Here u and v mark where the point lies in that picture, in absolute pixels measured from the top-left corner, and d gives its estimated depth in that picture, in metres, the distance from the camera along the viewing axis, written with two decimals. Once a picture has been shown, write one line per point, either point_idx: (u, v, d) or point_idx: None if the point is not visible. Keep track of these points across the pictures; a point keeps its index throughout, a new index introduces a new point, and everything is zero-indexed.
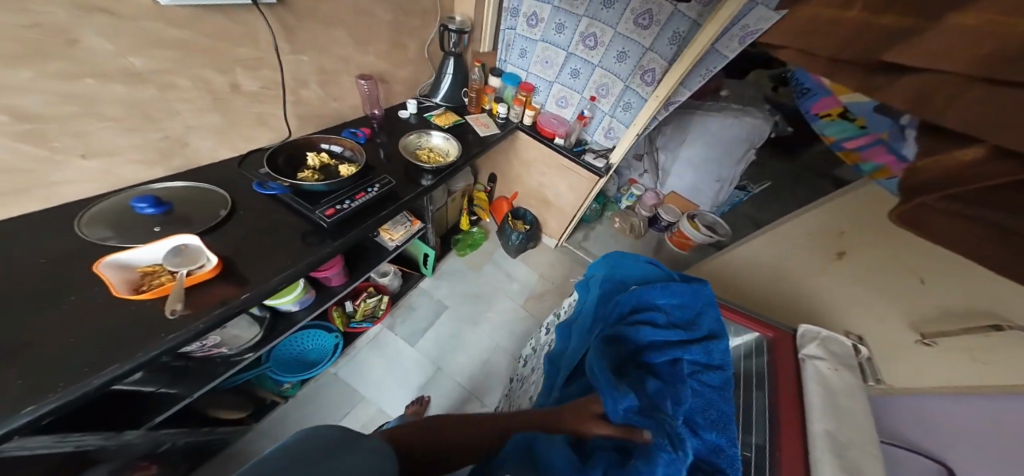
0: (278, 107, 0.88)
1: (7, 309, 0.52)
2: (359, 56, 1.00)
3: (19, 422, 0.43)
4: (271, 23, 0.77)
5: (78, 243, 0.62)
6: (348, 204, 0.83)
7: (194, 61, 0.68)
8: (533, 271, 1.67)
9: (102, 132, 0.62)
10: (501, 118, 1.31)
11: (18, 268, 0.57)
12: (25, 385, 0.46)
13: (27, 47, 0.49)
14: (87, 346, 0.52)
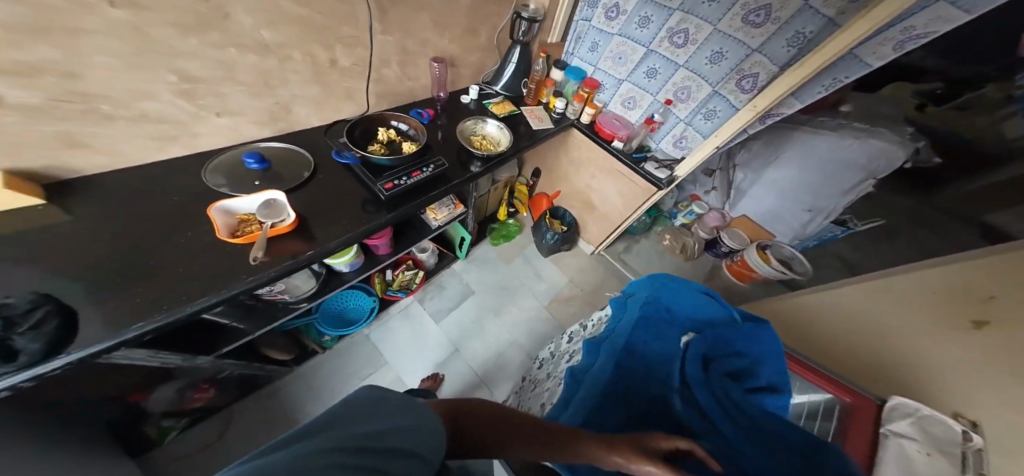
0: (364, 84, 0.94)
1: (149, 234, 0.63)
2: (439, 41, 1.03)
3: (127, 336, 0.50)
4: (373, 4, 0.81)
5: (200, 187, 0.72)
6: (405, 179, 0.85)
7: (308, 36, 0.75)
8: (562, 274, 1.66)
9: (235, 95, 0.72)
10: (558, 113, 1.30)
11: (159, 201, 0.68)
12: (150, 302, 0.55)
13: (197, 19, 0.59)
14: (196, 276, 0.60)
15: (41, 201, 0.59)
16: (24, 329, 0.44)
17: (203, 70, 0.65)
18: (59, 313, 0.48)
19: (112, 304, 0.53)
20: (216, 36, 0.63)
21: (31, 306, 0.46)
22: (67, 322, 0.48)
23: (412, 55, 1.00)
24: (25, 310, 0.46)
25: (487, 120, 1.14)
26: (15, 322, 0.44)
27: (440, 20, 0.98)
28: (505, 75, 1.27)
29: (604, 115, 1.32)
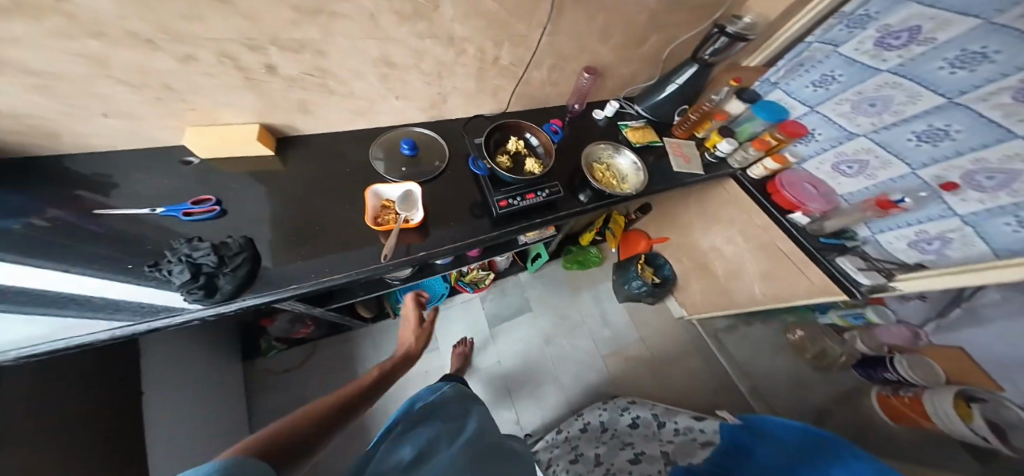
0: (518, 86, 0.89)
1: (316, 196, 0.69)
2: (608, 51, 0.92)
3: (267, 297, 0.55)
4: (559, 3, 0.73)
5: (361, 162, 0.76)
6: (519, 200, 0.75)
7: (490, 32, 0.72)
8: (634, 329, 1.45)
9: (416, 83, 0.75)
10: (714, 154, 1.07)
11: (329, 168, 0.74)
12: (296, 264, 0.60)
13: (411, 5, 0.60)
14: (335, 248, 0.63)
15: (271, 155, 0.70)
16: (229, 269, 0.52)
17: (403, 57, 0.69)
18: (253, 259, 0.55)
19: (278, 256, 0.60)
20: (423, 26, 0.65)
21: (238, 250, 0.54)
22: (255, 268, 0.56)
23: (570, 61, 0.91)
24: (234, 252, 0.54)
25: (626, 150, 0.96)
26: (225, 261, 0.52)
27: (615, 29, 0.87)
28: (657, 97, 1.08)
29: (794, 173, 1.03)
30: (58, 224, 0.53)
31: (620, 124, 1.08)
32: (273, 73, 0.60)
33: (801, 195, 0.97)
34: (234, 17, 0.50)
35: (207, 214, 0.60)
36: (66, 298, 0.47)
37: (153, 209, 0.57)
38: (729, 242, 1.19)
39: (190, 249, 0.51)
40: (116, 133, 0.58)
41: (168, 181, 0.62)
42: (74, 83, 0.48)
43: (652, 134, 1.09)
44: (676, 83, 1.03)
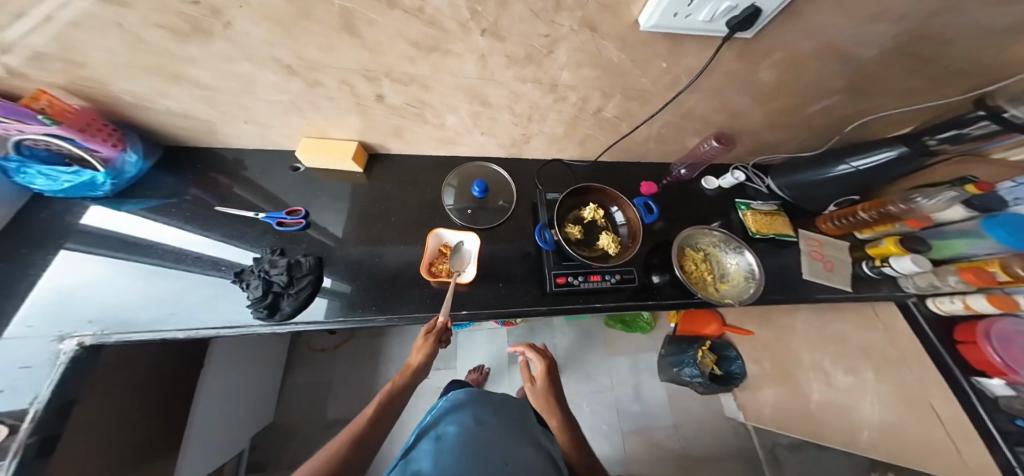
0: (611, 139, 0.80)
1: (381, 216, 0.75)
2: (742, 116, 0.75)
3: (315, 327, 0.59)
4: (695, 61, 0.60)
5: (431, 193, 0.79)
6: (580, 281, 0.68)
7: (600, 82, 0.64)
8: (671, 414, 1.35)
9: (503, 120, 0.74)
10: (881, 269, 0.80)
11: (403, 190, 0.79)
12: (346, 295, 0.63)
13: (526, 50, 0.57)
14: (383, 280, 0.66)
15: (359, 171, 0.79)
16: (293, 290, 0.60)
17: (501, 97, 0.67)
18: (315, 283, 0.62)
19: (331, 278, 0.65)
20: (530, 70, 0.61)
21: (306, 273, 0.62)
22: (315, 293, 0.61)
23: (692, 122, 0.76)
24: (302, 274, 0.61)
25: (745, 254, 0.75)
26: (293, 282, 0.60)
27: (768, 93, 0.68)
28: (813, 176, 0.81)
29: (1013, 324, 0.71)
30: (195, 199, 0.68)
31: (737, 201, 0.86)
32: (380, 102, 0.66)
33: (1014, 360, 0.67)
34: (359, 49, 0.54)
35: (295, 225, 0.69)
36: (182, 277, 0.59)
37: (257, 214, 0.68)
38: (851, 378, 0.91)
39: (271, 267, 0.60)
40: (255, 134, 0.73)
41: (280, 181, 0.75)
42: (237, 92, 0.60)
43: (783, 223, 0.84)
44: (851, 166, 0.74)
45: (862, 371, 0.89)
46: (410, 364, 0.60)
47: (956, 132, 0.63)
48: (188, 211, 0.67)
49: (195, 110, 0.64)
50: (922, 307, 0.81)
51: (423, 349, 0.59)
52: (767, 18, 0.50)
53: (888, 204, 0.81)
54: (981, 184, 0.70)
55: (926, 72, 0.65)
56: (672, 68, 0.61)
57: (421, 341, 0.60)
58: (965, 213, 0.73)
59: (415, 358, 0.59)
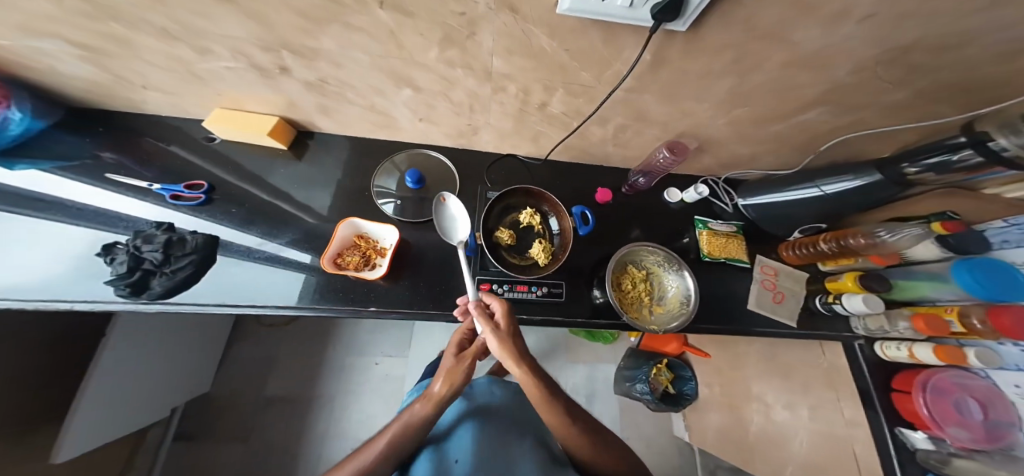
0: (562, 137, 0.69)
1: (307, 206, 0.70)
2: (716, 127, 0.64)
3: (208, 308, 0.57)
4: (646, 53, 0.47)
5: (365, 184, 0.74)
6: (504, 290, 0.65)
7: (537, 73, 0.52)
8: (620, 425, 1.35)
9: (442, 108, 0.64)
10: (833, 308, 0.76)
11: (336, 180, 0.73)
12: (252, 282, 0.61)
13: (440, 32, 0.45)
14: (290, 273, 0.63)
15: (284, 148, 0.74)
16: (168, 269, 0.57)
17: (428, 82, 0.57)
18: (198, 263, 0.59)
19: (238, 263, 0.62)
20: (453, 54, 0.50)
21: (189, 251, 0.59)
22: (196, 273, 0.59)
23: (654, 128, 0.66)
24: (184, 252, 0.59)
25: (686, 276, 0.70)
26: (169, 260, 0.58)
27: (741, 101, 0.57)
28: (781, 198, 0.72)
29: (961, 378, 0.67)
30: (115, 163, 0.67)
31: (697, 218, 0.80)
32: (287, 79, 0.57)
33: (941, 413, 0.65)
34: (241, 17, 0.45)
35: (192, 200, 0.66)
36: (58, 245, 0.58)
37: (150, 185, 0.65)
38: (789, 413, 0.91)
39: (143, 241, 0.57)
40: (167, 102, 0.66)
41: (206, 161, 0.71)
42: (118, 55, 0.53)
43: (739, 249, 0.78)
44: (819, 190, 0.64)
45: (799, 407, 0.89)
46: (502, 354, 0.54)
47: (942, 158, 0.49)
48: (90, 170, 0.65)
49: (81, 71, 0.57)
50: (870, 351, 0.79)
51: (509, 336, 0.54)
52: (696, 11, 0.38)
53: (849, 237, 0.72)
54: (947, 223, 0.64)
55: (945, 98, 0.51)
56: (620, 65, 0.49)
57: (503, 327, 0.54)
58: (932, 252, 0.67)
59: (513, 352, 0.53)
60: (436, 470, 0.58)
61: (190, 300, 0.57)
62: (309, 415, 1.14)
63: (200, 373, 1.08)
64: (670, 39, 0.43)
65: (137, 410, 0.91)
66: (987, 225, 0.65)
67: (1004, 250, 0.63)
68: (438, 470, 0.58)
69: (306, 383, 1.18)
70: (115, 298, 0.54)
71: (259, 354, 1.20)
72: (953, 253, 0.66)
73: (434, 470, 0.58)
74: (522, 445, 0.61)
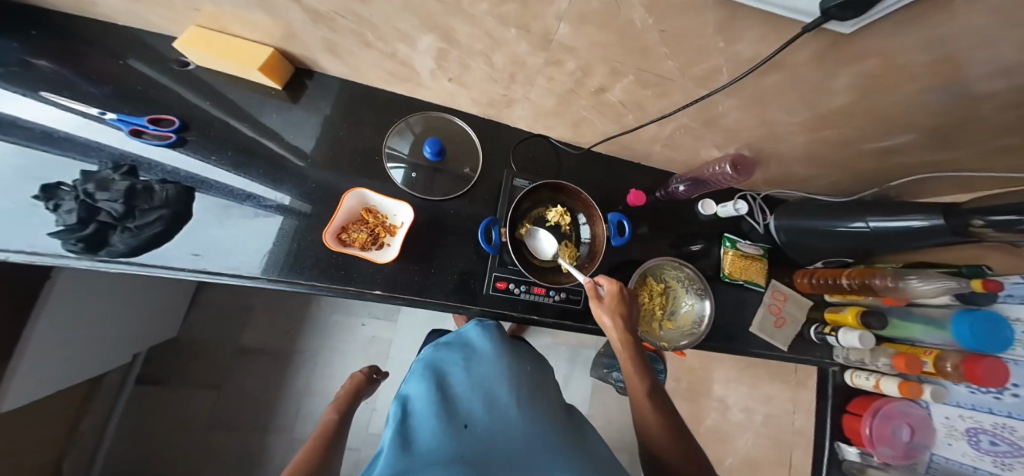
0: (610, 127, 0.62)
1: (306, 162, 0.62)
2: (776, 141, 0.58)
3: (183, 274, 0.50)
4: (762, 52, 0.36)
5: (376, 143, 0.65)
6: (520, 291, 0.63)
7: (608, 53, 0.43)
8: (589, 407, 1.30)
9: (477, 71, 0.54)
10: (824, 339, 0.72)
11: (342, 134, 0.64)
12: (235, 245, 0.54)
13: None
14: (284, 240, 0.56)
15: (278, 87, 0.63)
16: (132, 224, 0.50)
17: (469, 38, 0.46)
18: (169, 220, 0.52)
19: (222, 222, 0.55)
20: (510, 11, 0.39)
21: (157, 205, 0.52)
22: (168, 231, 0.52)
23: (715, 132, 0.59)
24: (152, 206, 0.52)
25: (705, 301, 0.67)
26: (133, 214, 0.50)
27: (832, 120, 0.50)
28: (812, 224, 0.69)
29: (907, 407, 0.66)
30: (55, 74, 0.56)
31: (725, 235, 0.78)
32: (289, 4, 0.45)
33: (883, 440, 0.64)
34: None
35: (160, 139, 0.56)
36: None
37: (102, 114, 0.54)
38: (744, 415, 0.93)
39: (98, 189, 0.49)
40: (124, 7, 0.53)
41: (183, 92, 0.59)
42: None
43: (758, 274, 0.76)
44: (865, 225, 0.59)
45: (755, 411, 0.92)
46: (603, 327, 0.56)
47: (1010, 218, 0.40)
48: (24, 78, 0.55)
49: None
50: (838, 376, 0.74)
51: (614, 310, 0.54)
52: (885, 11, 0.27)
53: (875, 277, 0.65)
54: (988, 283, 0.55)
55: None
56: (716, 60, 0.40)
57: (610, 303, 0.54)
58: (947, 300, 0.61)
59: (615, 324, 0.53)
60: (444, 426, 0.45)
61: (158, 262, 0.50)
62: (286, 368, 1.13)
63: (169, 318, 1.02)
64: (805, 40, 0.33)
65: (103, 356, 0.85)
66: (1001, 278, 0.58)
67: (1006, 303, 0.58)
68: (447, 427, 0.45)
69: (284, 336, 1.15)
70: (64, 254, 0.46)
71: (235, 302, 1.14)
72: (958, 301, 0.60)
73: (438, 427, 0.45)
74: (546, 431, 0.48)
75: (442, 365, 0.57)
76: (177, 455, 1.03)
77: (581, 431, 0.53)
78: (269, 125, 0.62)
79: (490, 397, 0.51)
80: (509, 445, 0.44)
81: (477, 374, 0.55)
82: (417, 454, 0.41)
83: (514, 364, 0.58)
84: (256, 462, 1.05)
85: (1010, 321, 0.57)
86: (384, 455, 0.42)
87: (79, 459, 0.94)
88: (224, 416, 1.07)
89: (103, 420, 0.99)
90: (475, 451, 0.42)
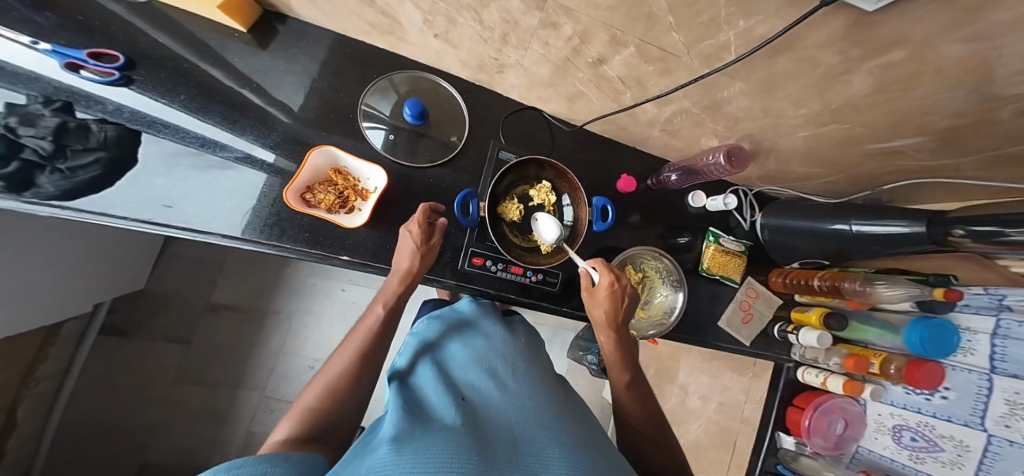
0: (606, 101, 0.59)
1: (279, 113, 0.57)
2: (771, 132, 0.56)
3: (118, 220, 0.46)
4: (775, 31, 0.33)
5: (356, 99, 0.61)
6: (497, 269, 0.62)
7: (609, 16, 0.38)
8: None
9: (466, 28, 0.49)
10: (786, 336, 0.74)
11: (319, 87, 0.59)
12: (182, 194, 0.50)
13: None
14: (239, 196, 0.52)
15: (242, 29, 0.56)
16: (63, 166, 0.46)
17: None
18: (108, 164, 0.48)
19: (172, 170, 0.51)
20: None
21: (93, 146, 0.47)
22: (107, 175, 0.48)
23: (716, 119, 0.57)
24: (87, 147, 0.47)
25: (679, 293, 0.67)
26: (64, 153, 0.46)
27: (839, 114, 0.47)
28: (797, 223, 0.69)
29: (846, 403, 0.68)
30: None
31: (710, 229, 0.77)
32: None
33: (820, 431, 0.66)
34: None
35: (102, 76, 0.50)
36: None
37: (34, 43, 0.47)
38: (701, 402, 0.95)
39: (21, 124, 0.45)
40: None
41: (127, 22, 0.53)
42: None
43: (737, 268, 0.76)
44: (848, 228, 0.59)
45: (711, 399, 0.91)
46: (594, 320, 0.56)
47: (993, 229, 0.41)
48: None
49: None
50: (792, 372, 0.75)
51: (605, 304, 0.53)
52: None
53: (846, 280, 0.66)
54: (949, 292, 0.56)
55: None
56: (726, 35, 0.37)
57: (601, 297, 0.53)
58: (906, 307, 0.62)
59: (604, 316, 0.53)
60: (442, 396, 0.42)
61: (93, 207, 0.45)
62: (260, 327, 1.11)
63: (131, 272, 0.99)
64: (825, 15, 0.30)
65: (57, 306, 0.81)
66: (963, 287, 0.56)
67: (962, 312, 0.57)
68: (448, 397, 0.42)
69: (258, 297, 1.13)
70: None
71: (207, 258, 1.10)
72: (918, 308, 0.61)
73: (438, 396, 0.42)
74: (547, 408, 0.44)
75: (438, 339, 0.56)
76: (146, 405, 1.02)
77: (578, 417, 0.48)
78: (231, 71, 0.56)
79: (492, 370, 0.48)
80: (509, 417, 0.40)
81: (474, 348, 0.53)
82: (420, 419, 0.38)
83: (511, 343, 0.56)
84: (226, 417, 1.06)
85: (960, 329, 0.57)
86: (386, 417, 0.39)
87: (40, 403, 0.92)
88: (193, 371, 1.06)
89: (65, 368, 0.96)
90: (475, 422, 0.37)
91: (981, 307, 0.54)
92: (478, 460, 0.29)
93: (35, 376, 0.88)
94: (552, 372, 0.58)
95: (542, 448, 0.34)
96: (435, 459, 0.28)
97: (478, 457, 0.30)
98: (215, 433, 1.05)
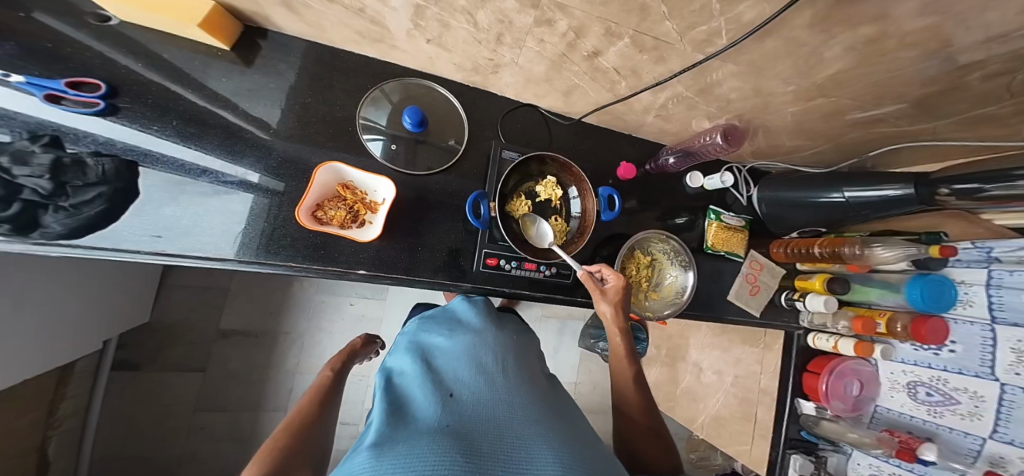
0: (600, 90, 0.60)
1: (278, 131, 0.57)
2: (762, 109, 0.58)
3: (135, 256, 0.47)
4: (771, 12, 0.34)
5: (352, 111, 0.61)
6: (512, 267, 0.64)
7: (604, 10, 0.39)
8: (575, 373, 1.37)
9: (459, 31, 0.49)
10: (791, 304, 0.78)
11: (314, 102, 0.59)
12: (187, 227, 0.50)
13: None
14: (256, 219, 0.53)
15: (224, 47, 0.56)
16: (65, 203, 0.45)
17: None
18: (111, 198, 0.48)
19: (189, 206, 0.51)
20: None
21: (94, 181, 0.47)
22: (111, 209, 0.48)
23: (709, 101, 0.58)
24: (87, 182, 0.47)
25: (688, 272, 0.69)
26: (64, 191, 0.45)
27: (826, 88, 0.49)
28: (791, 195, 0.72)
29: (859, 365, 0.70)
30: None
31: (710, 207, 0.80)
32: None
33: (836, 391, 0.68)
34: None
35: (85, 106, 0.48)
36: None
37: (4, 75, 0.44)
38: (716, 377, 0.96)
39: (14, 163, 0.44)
40: None
41: (102, 52, 0.51)
42: None
43: (739, 242, 0.79)
44: (841, 196, 0.61)
45: (725, 373, 0.93)
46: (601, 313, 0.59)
47: (975, 187, 0.44)
48: None
49: None
50: (803, 339, 0.76)
51: (617, 295, 0.57)
52: None
53: (844, 245, 0.68)
54: (944, 248, 0.58)
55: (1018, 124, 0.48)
56: (717, 22, 0.38)
57: (614, 293, 0.57)
58: (902, 266, 0.65)
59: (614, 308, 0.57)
60: (430, 392, 0.43)
61: (105, 243, 0.46)
62: (273, 347, 1.11)
63: (134, 304, 0.97)
64: None
65: (67, 344, 0.79)
66: (955, 244, 0.60)
67: (954, 267, 0.61)
68: (433, 394, 0.43)
69: (269, 318, 1.12)
70: None
71: (209, 283, 1.09)
72: (914, 266, 0.64)
73: (422, 398, 0.43)
74: (532, 401, 0.45)
75: (427, 337, 0.57)
76: (170, 435, 1.02)
77: (563, 409, 0.49)
78: (219, 93, 0.55)
79: (479, 365, 0.49)
80: (495, 413, 0.40)
81: (463, 343, 0.53)
82: (405, 419, 0.39)
83: (499, 337, 0.57)
84: (252, 439, 1.06)
85: (956, 282, 0.60)
86: (374, 419, 0.40)
87: (66, 443, 0.91)
88: (213, 396, 1.06)
89: (85, 405, 0.95)
90: (462, 418, 0.39)
91: (972, 261, 0.58)
92: (458, 460, 0.30)
93: (57, 415, 0.87)
94: (540, 370, 0.58)
95: (524, 444, 0.35)
96: (414, 461, 0.29)
97: (460, 456, 0.31)
98: (242, 456, 1.05)
